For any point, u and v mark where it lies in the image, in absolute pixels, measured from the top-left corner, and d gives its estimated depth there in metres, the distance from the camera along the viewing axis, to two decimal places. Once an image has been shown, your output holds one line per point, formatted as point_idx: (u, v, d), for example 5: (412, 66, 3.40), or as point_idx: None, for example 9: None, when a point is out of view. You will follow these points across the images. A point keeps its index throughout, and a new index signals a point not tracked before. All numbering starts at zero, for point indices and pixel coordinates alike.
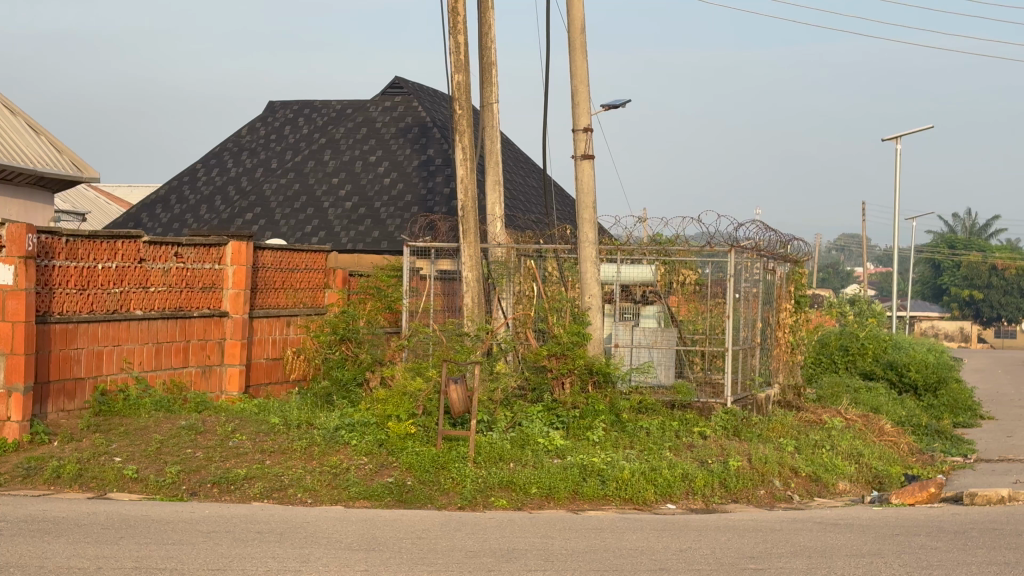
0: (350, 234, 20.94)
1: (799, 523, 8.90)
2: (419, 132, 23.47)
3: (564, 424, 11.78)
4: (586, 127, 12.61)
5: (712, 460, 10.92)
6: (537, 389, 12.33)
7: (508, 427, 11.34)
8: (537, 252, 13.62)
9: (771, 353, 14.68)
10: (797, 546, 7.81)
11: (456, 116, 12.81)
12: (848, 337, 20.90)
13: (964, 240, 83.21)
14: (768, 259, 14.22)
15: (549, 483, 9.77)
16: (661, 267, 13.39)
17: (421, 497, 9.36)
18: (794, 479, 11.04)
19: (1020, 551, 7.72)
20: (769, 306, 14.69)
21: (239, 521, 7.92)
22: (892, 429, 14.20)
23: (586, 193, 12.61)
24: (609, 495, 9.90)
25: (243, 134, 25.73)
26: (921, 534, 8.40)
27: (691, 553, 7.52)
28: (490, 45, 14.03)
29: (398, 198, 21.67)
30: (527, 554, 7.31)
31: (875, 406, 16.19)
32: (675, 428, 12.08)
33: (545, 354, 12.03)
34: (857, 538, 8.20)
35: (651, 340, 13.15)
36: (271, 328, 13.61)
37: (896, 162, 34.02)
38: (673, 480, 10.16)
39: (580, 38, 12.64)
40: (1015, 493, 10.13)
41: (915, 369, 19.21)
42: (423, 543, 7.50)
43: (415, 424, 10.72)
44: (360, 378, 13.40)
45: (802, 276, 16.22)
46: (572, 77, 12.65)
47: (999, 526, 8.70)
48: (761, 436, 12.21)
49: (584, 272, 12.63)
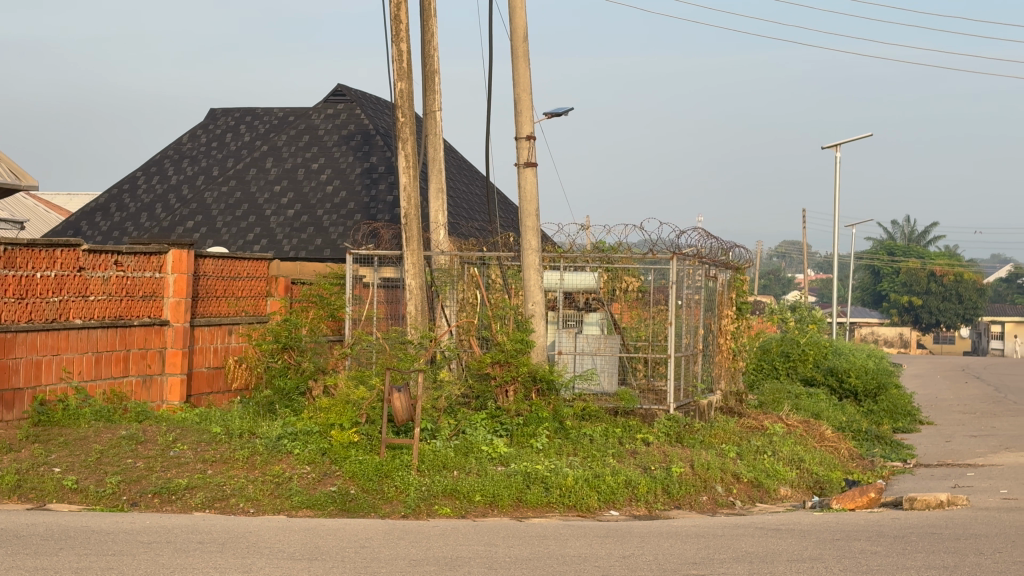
0: (291, 241, 20.85)
1: (742, 528, 8.99)
2: (361, 139, 23.43)
3: (507, 432, 11.76)
4: (529, 135, 12.55)
5: (655, 467, 10.96)
6: (481, 397, 12.32)
7: (452, 434, 11.33)
8: (480, 260, 13.61)
9: (712, 360, 14.71)
10: (739, 551, 7.87)
11: (399, 124, 12.70)
12: (789, 343, 20.90)
13: (902, 248, 83.13)
14: (709, 266, 14.28)
15: (492, 491, 9.77)
16: (604, 274, 13.37)
17: (364, 506, 9.34)
18: (736, 485, 11.12)
19: (961, 555, 7.84)
20: (711, 313, 14.75)
21: (179, 531, 7.87)
22: (833, 434, 14.34)
23: (528, 201, 12.58)
24: (552, 502, 9.92)
25: (182, 141, 25.59)
26: (861, 539, 8.48)
27: (633, 559, 7.56)
28: (432, 53, 13.98)
29: (341, 205, 21.61)
30: (471, 562, 7.32)
31: (816, 412, 16.32)
32: (618, 435, 12.08)
33: (488, 361, 12.15)
34: (798, 543, 8.26)
35: (594, 348, 13.14)
36: (212, 336, 13.53)
37: (837, 172, 34.37)
38: (616, 487, 10.20)
39: (522, 46, 12.64)
40: (954, 498, 10.20)
41: (855, 374, 19.39)
42: (365, 552, 7.47)
43: (358, 432, 10.69)
44: (303, 387, 13.27)
45: (744, 283, 16.31)
46: (515, 85, 12.64)
47: (938, 530, 8.80)
48: (703, 442, 12.27)
49: (527, 279, 12.58)
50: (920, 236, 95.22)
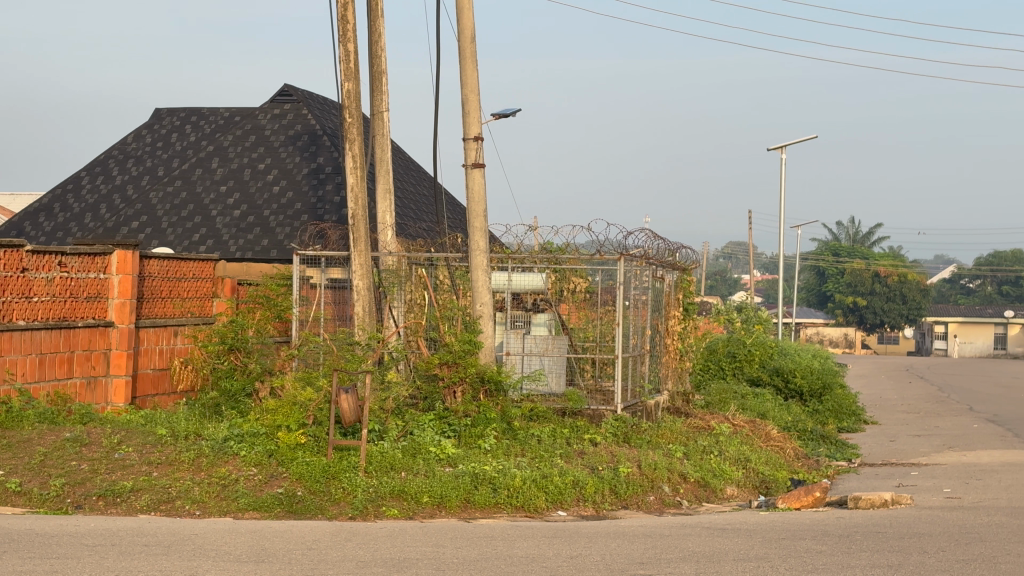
0: (238, 242, 20.73)
1: (689, 528, 9.02)
2: (308, 140, 23.37)
3: (455, 433, 11.75)
4: (476, 135, 12.52)
5: (602, 467, 11.00)
6: (429, 398, 12.25)
7: (399, 435, 11.31)
8: (428, 261, 13.61)
9: (659, 360, 14.76)
10: (686, 551, 7.91)
11: (347, 124, 12.64)
12: (735, 343, 21.00)
13: (847, 249, 83.74)
14: (656, 267, 14.35)
15: (440, 492, 9.76)
16: (552, 275, 13.36)
17: (311, 508, 9.30)
18: (682, 485, 11.18)
19: (904, 553, 7.92)
20: (658, 314, 14.80)
21: (124, 534, 7.81)
22: (778, 434, 14.42)
23: (476, 202, 12.57)
24: (500, 503, 9.94)
25: (127, 141, 25.39)
26: (806, 538, 8.54)
27: (580, 560, 7.57)
28: (379, 53, 13.95)
29: (287, 206, 21.52)
30: (419, 563, 7.31)
31: (762, 412, 16.42)
32: (565, 435, 12.10)
33: (436, 362, 12.07)
34: (744, 542, 8.32)
35: (541, 348, 13.18)
36: (158, 338, 13.43)
37: (782, 173, 34.57)
38: (564, 487, 10.22)
39: (469, 47, 12.63)
40: (898, 497, 10.30)
41: (801, 374, 19.52)
42: (312, 553, 7.46)
43: (305, 434, 10.66)
44: (249, 389, 13.13)
45: (690, 284, 16.38)
46: (463, 86, 12.62)
47: (881, 529, 8.89)
48: (650, 443, 12.31)
49: (475, 280, 12.54)
50: (864, 237, 96.05)
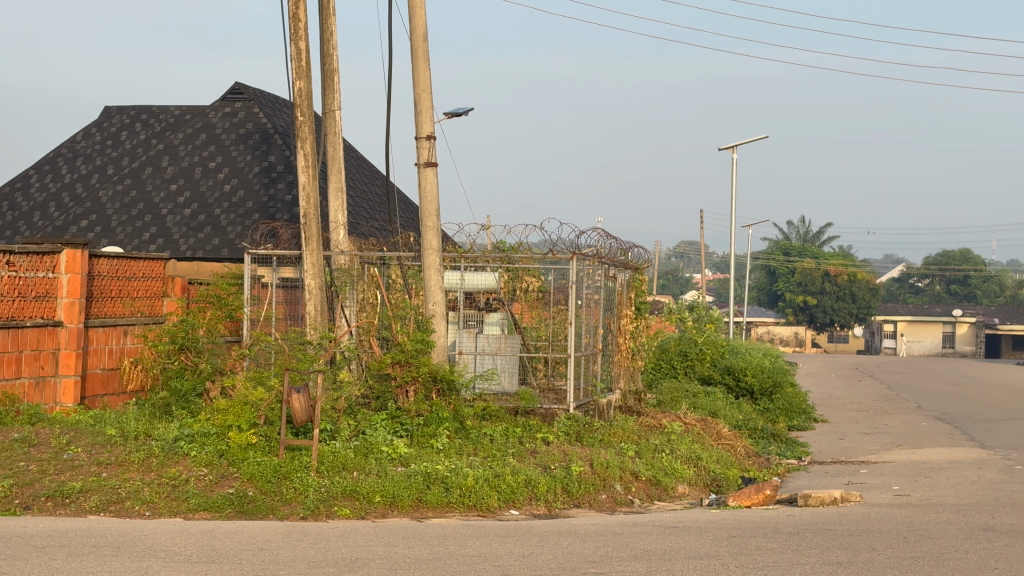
0: (188, 241, 20.61)
1: (640, 526, 9.06)
2: (260, 138, 23.26)
3: (407, 432, 11.73)
4: (428, 135, 12.53)
5: (554, 466, 11.02)
6: (381, 397, 12.28)
7: (351, 435, 11.29)
8: (380, 260, 13.42)
9: (611, 359, 14.80)
10: (638, 549, 7.94)
11: (298, 123, 12.58)
12: (686, 342, 21.10)
13: (797, 248, 84.23)
14: (609, 266, 14.41)
15: (392, 492, 9.75)
16: (505, 274, 13.38)
17: (262, 508, 9.27)
18: (634, 483, 11.22)
19: (854, 550, 7.99)
20: (610, 314, 14.85)
21: (73, 535, 7.75)
22: (729, 432, 14.49)
23: (428, 201, 12.54)
24: (452, 503, 9.93)
25: (77, 139, 25.19)
26: (757, 536, 8.60)
27: (532, 559, 7.58)
28: (331, 52, 13.90)
29: (239, 205, 21.41)
30: (371, 562, 7.30)
31: (713, 411, 16.50)
32: (518, 434, 12.11)
33: (389, 361, 12.08)
34: (696, 541, 8.36)
35: (493, 348, 13.20)
36: (107, 337, 13.33)
37: (733, 173, 34.76)
38: (516, 486, 10.24)
39: (422, 46, 12.61)
40: (847, 494, 10.38)
41: (751, 373, 19.63)
42: (264, 554, 7.43)
43: (256, 434, 10.61)
44: (200, 389, 13.09)
45: (643, 283, 16.45)
46: (415, 85, 12.60)
47: (831, 527, 8.96)
48: (602, 441, 12.34)
49: (426, 279, 12.56)
50: (814, 237, 96.72)
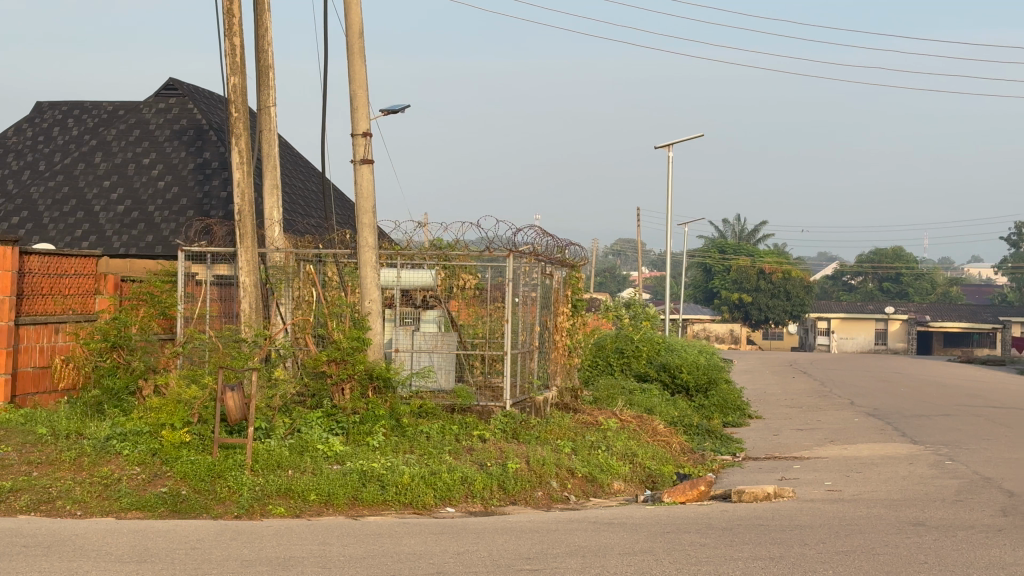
0: (122, 238, 20.42)
1: (575, 522, 9.09)
2: (194, 134, 23.08)
3: (344, 430, 11.70)
4: (365, 132, 12.49)
5: (491, 463, 11.03)
6: (316, 395, 12.21)
7: (287, 433, 11.23)
8: (316, 257, 13.38)
9: (547, 356, 14.84)
10: (573, 546, 7.97)
11: (233, 119, 12.49)
12: (623, 340, 21.21)
13: (733, 246, 84.89)
14: (546, 264, 14.43)
15: (328, 490, 9.72)
16: (441, 271, 13.48)
17: (196, 507, 9.20)
18: (569, 480, 11.25)
19: (786, 546, 8.06)
20: (547, 310, 14.89)
21: (2, 535, 7.66)
22: (664, 429, 14.57)
23: (365, 198, 12.49)
24: (388, 500, 9.91)
25: (7, 135, 24.88)
26: (690, 531, 8.66)
27: (467, 556, 7.59)
28: (265, 48, 13.81)
29: (173, 202, 21.24)
30: (305, 561, 7.28)
31: (649, 407, 16.58)
32: (454, 432, 12.10)
33: (324, 359, 12.02)
34: (630, 537, 8.40)
35: (430, 345, 13.17)
36: (38, 335, 13.18)
37: (669, 171, 34.97)
38: (452, 484, 10.24)
39: (357, 42, 12.57)
40: (780, 490, 10.48)
41: (687, 370, 19.74)
42: (197, 553, 7.38)
43: (189, 432, 10.52)
44: (133, 386, 13.05)
45: (579, 281, 16.50)
46: (351, 81, 12.54)
47: (764, 522, 9.03)
48: (538, 438, 12.36)
49: (363, 276, 12.51)
50: (751, 234, 97.46)
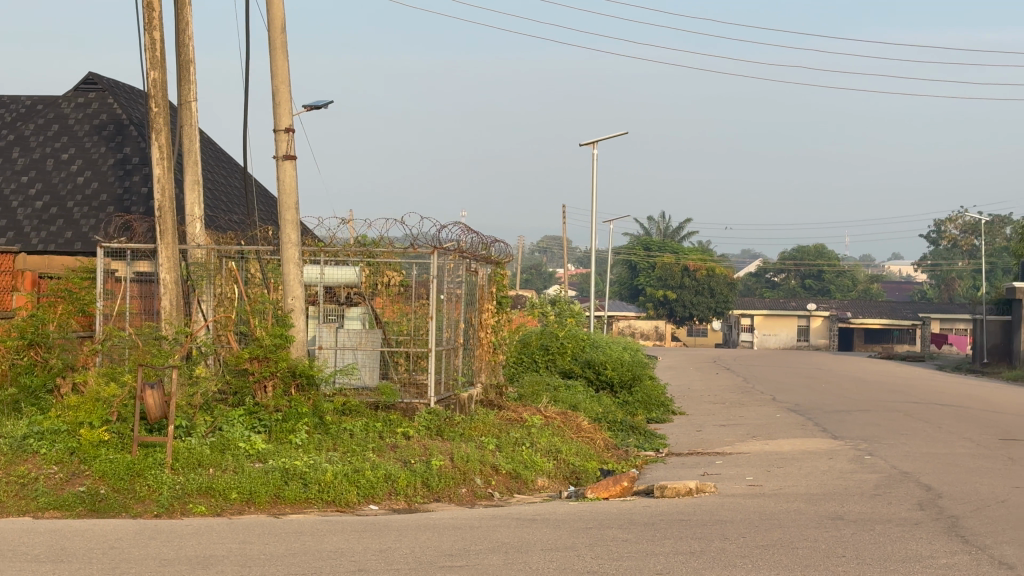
0: (40, 234, 20.14)
1: (498, 519, 9.09)
2: (114, 130, 22.81)
3: (266, 428, 11.63)
4: (287, 128, 12.43)
5: (415, 461, 11.00)
6: (238, 393, 12.10)
7: (208, 431, 11.15)
8: (238, 255, 13.25)
9: (472, 353, 14.83)
10: (495, 542, 7.97)
11: (153, 114, 12.35)
12: (548, 336, 21.21)
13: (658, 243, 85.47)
14: (471, 261, 14.43)
15: (249, 488, 9.65)
16: (365, 268, 13.38)
17: (115, 506, 9.10)
18: (494, 477, 11.25)
19: (707, 540, 8.11)
20: (471, 307, 14.87)
21: None
22: (589, 425, 14.60)
23: (287, 194, 12.42)
24: (311, 498, 9.85)
25: None
26: (612, 527, 8.68)
27: (389, 553, 7.57)
28: (186, 43, 13.68)
29: (93, 198, 20.97)
30: (224, 560, 7.21)
31: (573, 404, 16.62)
32: (378, 429, 12.04)
33: (246, 356, 11.99)
34: (552, 532, 8.41)
35: (354, 342, 13.08)
36: None
37: (593, 168, 35.09)
38: (375, 481, 10.20)
39: (280, 37, 12.49)
40: (702, 485, 10.55)
41: (612, 366, 19.84)
42: (114, 553, 7.29)
43: (108, 430, 10.41)
44: (51, 385, 12.83)
45: (504, 277, 16.49)
46: (273, 76, 12.46)
47: (685, 517, 9.09)
48: (462, 435, 12.34)
49: (285, 273, 12.43)
50: (677, 232, 98.06)
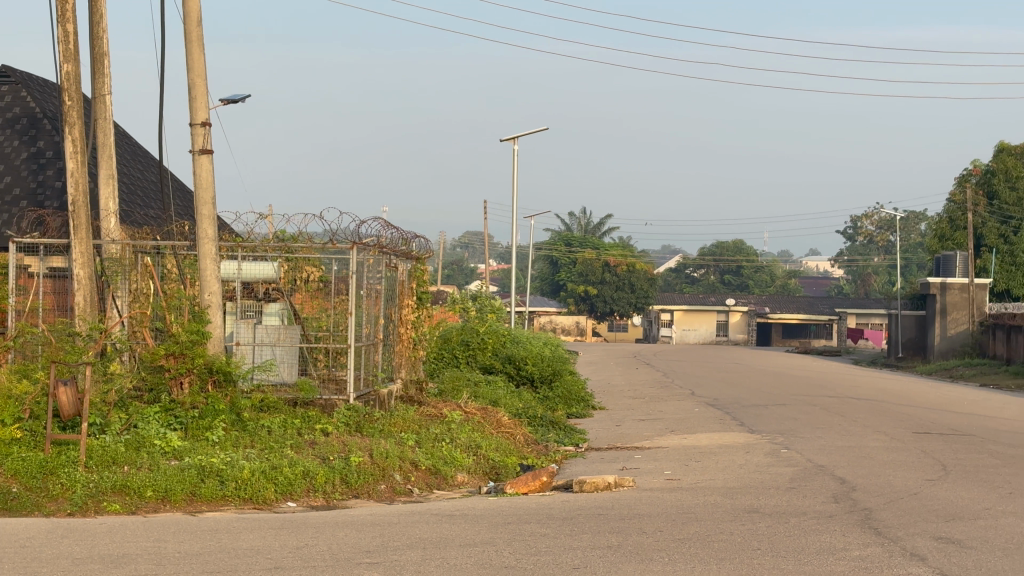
0: None
1: (416, 515, 9.06)
2: (28, 123, 22.45)
3: (182, 425, 11.52)
4: (203, 121, 12.24)
5: (333, 457, 10.94)
6: (154, 390, 11.99)
7: (123, 429, 11.04)
8: (154, 249, 13.09)
9: (392, 349, 14.78)
10: (412, 538, 7.94)
11: (66, 107, 12.16)
12: (468, 332, 21.07)
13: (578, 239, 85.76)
14: (390, 256, 14.45)
15: (164, 486, 9.54)
16: (284, 264, 13.22)
17: (27, 505, 8.94)
18: (413, 473, 11.22)
19: (624, 534, 8.13)
20: (391, 303, 14.81)
21: None
22: (509, 421, 14.61)
23: (203, 188, 12.32)
24: (228, 495, 9.76)
25: None
26: (531, 522, 8.68)
27: (305, 550, 7.51)
28: (100, 35, 13.48)
29: (5, 192, 20.63)
30: (138, 559, 7.12)
31: (494, 400, 16.63)
32: (297, 426, 11.93)
33: (162, 353, 11.80)
34: (470, 528, 8.40)
35: (273, 338, 13.05)
36: None
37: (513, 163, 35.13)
38: (293, 478, 10.12)
39: (195, 30, 12.34)
40: (620, 479, 10.59)
41: (532, 362, 19.91)
42: (25, 552, 7.16)
43: (20, 428, 10.28)
44: None
45: (424, 273, 16.40)
46: (189, 70, 12.31)
47: (603, 511, 9.11)
48: (382, 432, 12.29)
49: (202, 268, 12.32)
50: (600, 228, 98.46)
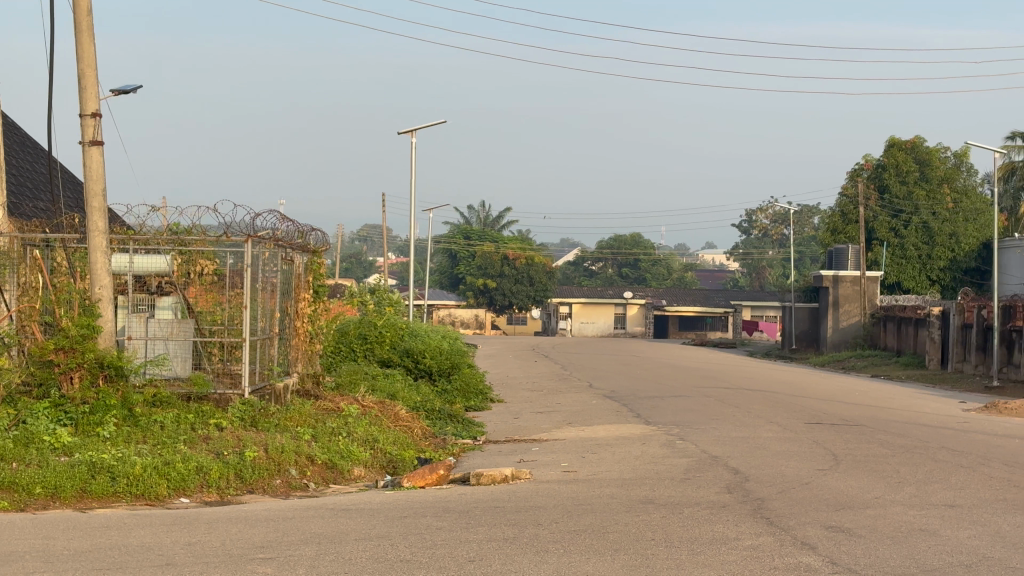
0: None
1: (312, 510, 8.99)
2: None
3: (72, 421, 11.34)
4: (94, 112, 12.04)
5: (228, 452, 10.81)
6: (43, 385, 11.76)
7: (10, 425, 10.86)
8: (43, 242, 12.89)
9: (288, 343, 14.67)
10: (307, 533, 7.87)
11: None
12: (366, 325, 20.97)
13: (478, 232, 85.73)
14: (286, 250, 14.33)
15: (53, 482, 9.36)
16: (177, 257, 13.10)
17: None
18: (309, 467, 11.13)
19: (520, 526, 8.14)
20: (287, 297, 14.69)
21: None
22: (406, 414, 14.56)
23: (94, 180, 12.08)
24: (119, 492, 9.60)
25: None
26: (427, 515, 8.66)
27: (197, 546, 7.41)
28: None
29: None
30: (25, 557, 6.97)
31: (392, 393, 16.57)
32: (190, 420, 11.74)
33: (51, 347, 11.68)
34: (366, 522, 8.35)
35: (166, 332, 12.83)
36: None
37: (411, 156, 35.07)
38: (186, 473, 9.97)
39: (86, 20, 12.10)
40: (517, 472, 10.61)
41: (431, 355, 19.86)
42: None
43: None
44: None
45: (321, 266, 16.23)
46: (79, 59, 12.07)
47: (500, 504, 9.12)
48: (278, 426, 12.17)
49: (93, 261, 12.03)
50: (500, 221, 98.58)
